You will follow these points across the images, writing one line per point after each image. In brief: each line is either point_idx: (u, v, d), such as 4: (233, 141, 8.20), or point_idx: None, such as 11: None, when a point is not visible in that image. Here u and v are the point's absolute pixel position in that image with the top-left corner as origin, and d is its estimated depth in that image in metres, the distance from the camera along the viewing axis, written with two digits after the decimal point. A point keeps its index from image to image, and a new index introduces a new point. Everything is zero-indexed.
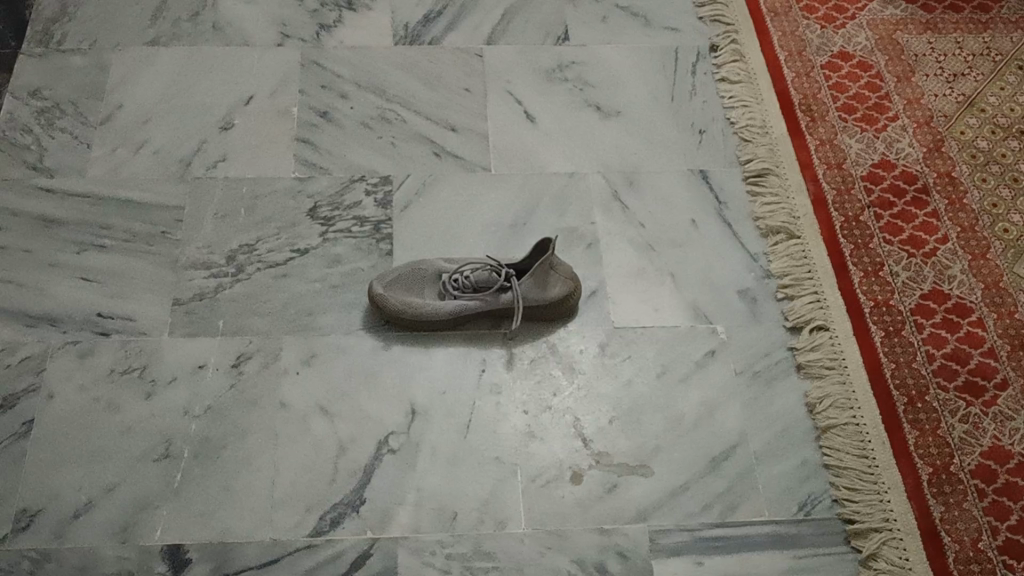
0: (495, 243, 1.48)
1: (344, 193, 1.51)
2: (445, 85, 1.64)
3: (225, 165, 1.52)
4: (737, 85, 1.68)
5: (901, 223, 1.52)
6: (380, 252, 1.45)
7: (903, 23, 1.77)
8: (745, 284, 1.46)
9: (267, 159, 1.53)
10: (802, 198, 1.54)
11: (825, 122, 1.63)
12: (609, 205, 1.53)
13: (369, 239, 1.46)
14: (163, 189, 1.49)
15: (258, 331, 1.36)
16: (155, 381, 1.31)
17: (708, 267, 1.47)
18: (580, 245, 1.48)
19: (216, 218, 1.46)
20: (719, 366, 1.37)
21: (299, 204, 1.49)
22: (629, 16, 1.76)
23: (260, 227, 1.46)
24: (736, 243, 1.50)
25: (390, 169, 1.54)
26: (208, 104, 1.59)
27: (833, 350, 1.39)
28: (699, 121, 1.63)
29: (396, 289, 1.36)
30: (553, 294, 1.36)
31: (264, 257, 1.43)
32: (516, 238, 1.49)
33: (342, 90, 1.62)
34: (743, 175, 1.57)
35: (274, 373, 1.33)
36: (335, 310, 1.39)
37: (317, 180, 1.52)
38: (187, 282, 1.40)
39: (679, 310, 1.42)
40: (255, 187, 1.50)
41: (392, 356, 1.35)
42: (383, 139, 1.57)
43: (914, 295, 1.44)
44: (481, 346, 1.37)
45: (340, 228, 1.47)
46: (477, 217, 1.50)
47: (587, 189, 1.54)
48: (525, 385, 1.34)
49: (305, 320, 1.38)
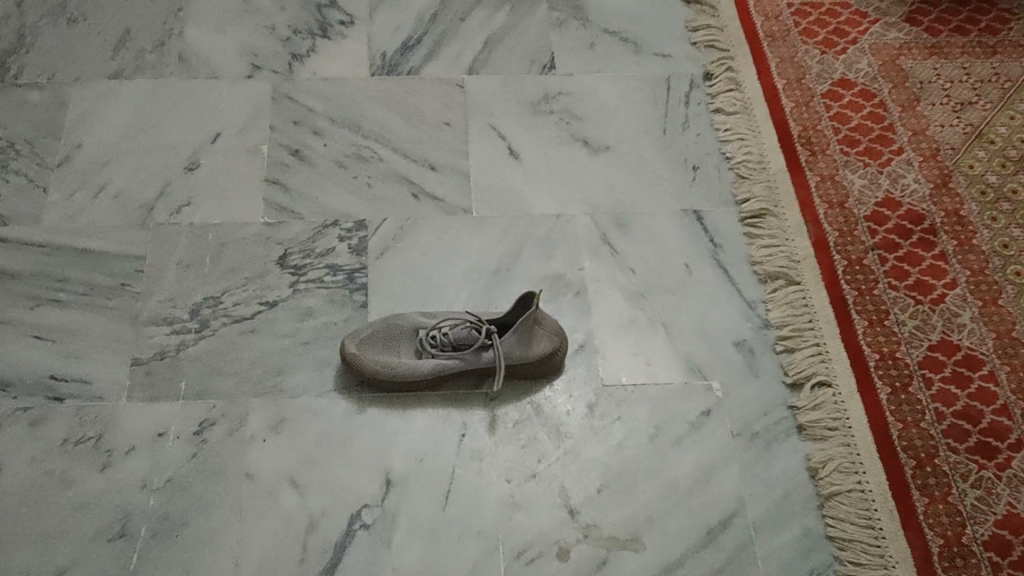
0: (477, 292, 1.38)
1: (316, 239, 1.42)
2: (425, 120, 1.55)
3: (190, 210, 1.44)
4: (733, 117, 1.59)
5: (907, 267, 1.43)
6: (354, 303, 1.36)
7: (907, 47, 1.68)
8: (742, 334, 1.37)
9: (235, 203, 1.45)
10: (802, 240, 1.45)
11: (826, 156, 1.54)
12: (598, 248, 1.43)
13: (342, 289, 1.37)
14: (124, 237, 1.40)
15: (223, 394, 1.27)
16: (111, 452, 1.22)
17: (702, 315, 1.38)
18: (568, 294, 1.39)
19: (180, 269, 1.38)
20: (716, 427, 1.28)
21: (269, 252, 1.40)
22: (618, 42, 1.67)
23: (226, 277, 1.38)
24: (731, 289, 1.41)
25: (365, 212, 1.45)
26: (173, 142, 1.51)
27: (836, 409, 1.30)
28: (692, 155, 1.54)
29: (369, 346, 1.28)
30: (538, 351, 1.28)
31: (230, 311, 1.35)
32: (500, 286, 1.39)
33: (316, 125, 1.54)
34: (739, 215, 1.48)
35: (240, 440, 1.24)
36: (306, 369, 1.30)
37: (288, 225, 1.43)
38: (147, 340, 1.31)
39: (672, 364, 1.33)
40: (221, 234, 1.42)
41: (366, 420, 1.27)
42: (358, 179, 1.48)
43: (921, 346, 1.36)
44: (461, 407, 1.28)
45: (312, 277, 1.38)
46: (459, 264, 1.41)
47: (574, 232, 1.45)
48: (508, 450, 1.25)
49: (274, 380, 1.29)
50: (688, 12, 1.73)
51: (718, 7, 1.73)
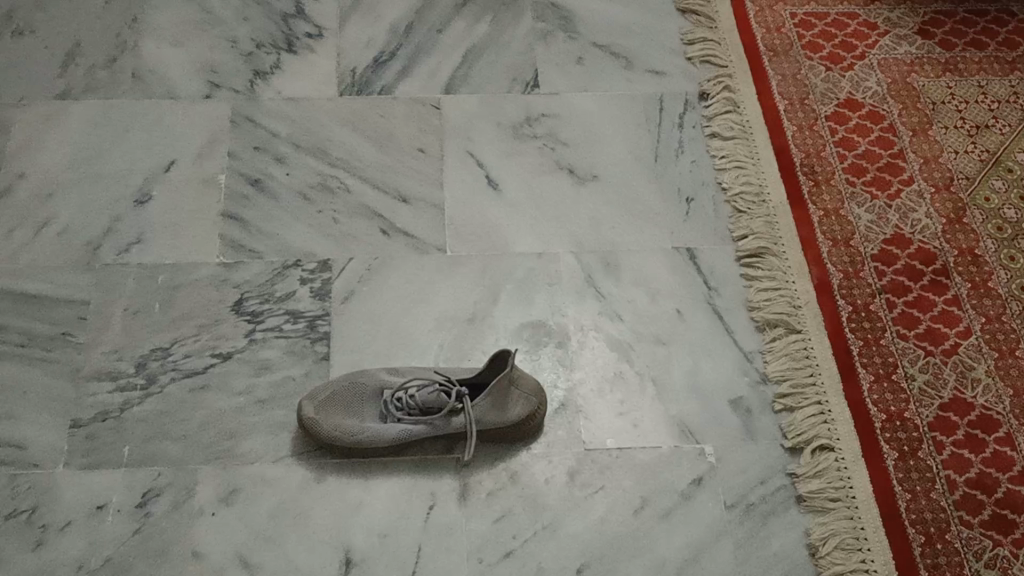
0: (451, 343, 1.27)
1: (275, 282, 1.31)
2: (397, 145, 1.44)
3: (139, 248, 1.32)
4: (730, 142, 1.47)
5: (917, 313, 1.32)
6: (315, 355, 1.25)
7: (918, 63, 1.56)
8: (738, 391, 1.26)
9: (189, 241, 1.33)
10: (804, 283, 1.34)
11: (830, 187, 1.42)
12: (582, 291, 1.32)
13: (303, 339, 1.26)
14: (67, 279, 1.29)
15: (170, 460, 1.17)
16: (45, 527, 1.12)
17: (695, 369, 1.27)
18: (549, 344, 1.28)
19: (126, 316, 1.27)
20: (707, 499, 1.18)
21: (223, 296, 1.29)
22: (608, 57, 1.55)
23: (177, 326, 1.27)
24: (727, 338, 1.29)
25: (330, 251, 1.34)
26: (123, 171, 1.39)
27: (838, 476, 1.19)
28: (686, 185, 1.42)
29: (329, 409, 1.17)
30: (514, 416, 1.17)
31: (179, 364, 1.24)
32: (475, 336, 1.28)
33: (279, 152, 1.42)
34: (737, 254, 1.36)
35: (187, 514, 1.13)
36: (261, 432, 1.19)
37: (246, 266, 1.32)
38: (89, 399, 1.20)
39: (661, 426, 1.23)
40: (173, 276, 1.30)
41: (326, 491, 1.16)
42: (323, 214, 1.37)
43: (932, 405, 1.25)
44: (430, 475, 1.17)
45: (270, 325, 1.27)
46: (431, 310, 1.29)
47: (557, 274, 1.33)
48: (481, 525, 1.15)
49: (226, 445, 1.18)
50: (683, 23, 1.60)
51: (716, 17, 1.61)
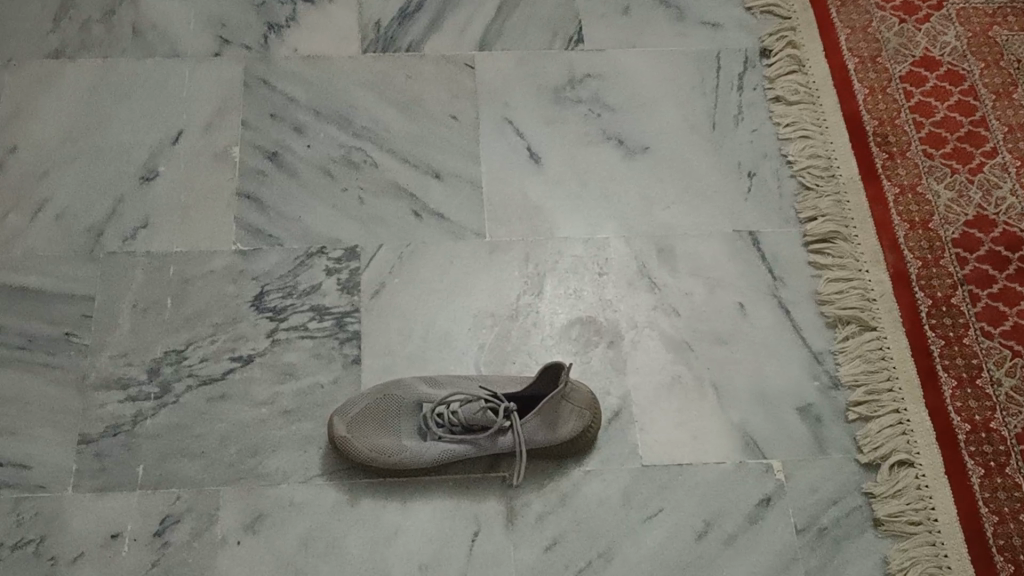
0: (492, 344, 1.15)
1: (297, 272, 1.19)
2: (427, 112, 1.30)
3: (146, 235, 1.20)
4: (795, 107, 1.33)
5: (1003, 307, 1.20)
6: (344, 359, 1.14)
7: (1001, 14, 1.40)
8: (807, 397, 1.15)
9: (201, 226, 1.21)
10: (878, 272, 1.22)
11: (906, 160, 1.29)
12: (634, 282, 1.20)
13: (330, 340, 1.15)
14: (68, 271, 1.17)
15: (188, 481, 1.07)
16: (54, 560, 1.02)
17: (760, 372, 1.16)
18: (600, 344, 1.16)
19: (135, 313, 1.15)
20: (776, 521, 1.08)
21: (241, 290, 1.17)
22: (658, 8, 1.40)
23: (191, 325, 1.15)
24: (795, 337, 1.18)
25: (357, 236, 1.21)
26: (126, 143, 1.26)
27: (918, 496, 1.09)
28: (747, 158, 1.29)
29: (362, 425, 1.07)
30: (566, 433, 1.06)
31: (195, 370, 1.13)
32: (519, 334, 1.16)
33: (297, 120, 1.28)
34: (804, 239, 1.24)
35: (208, 544, 1.04)
36: (287, 447, 1.09)
37: (265, 254, 1.20)
38: (97, 410, 1.10)
39: (724, 438, 1.12)
40: (184, 267, 1.18)
41: (360, 515, 1.06)
42: (348, 192, 1.24)
43: (1020, 414, 1.14)
44: (473, 496, 1.07)
45: (293, 323, 1.16)
46: (469, 305, 1.18)
47: (607, 262, 1.21)
48: (531, 553, 1.05)
49: (248, 463, 1.08)
50: None
51: None
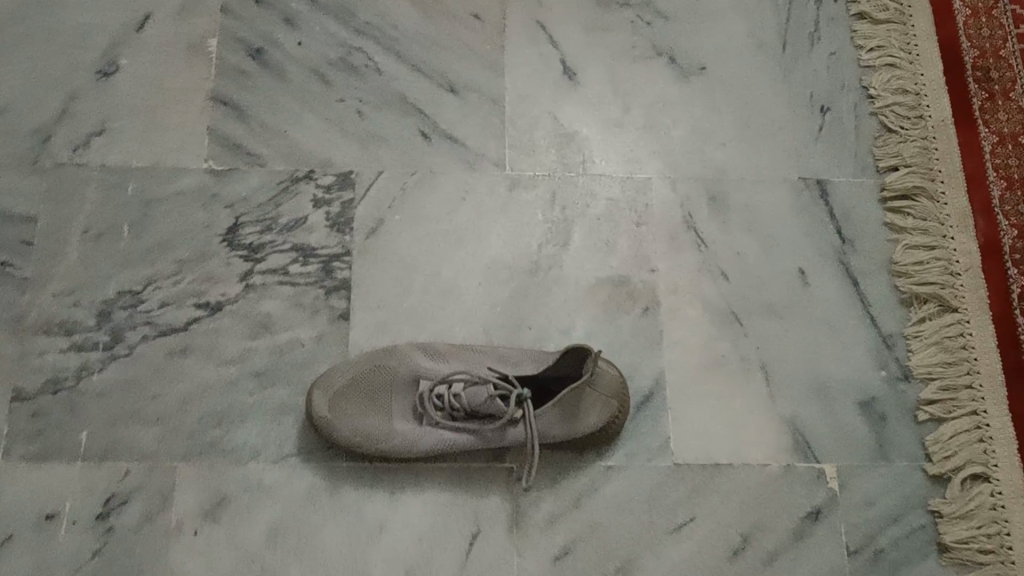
0: (506, 303, 0.97)
1: (280, 202, 1.00)
2: (444, 9, 1.09)
3: (102, 143, 1.01)
4: (883, 28, 1.12)
5: None
6: (330, 312, 0.96)
7: None
8: (871, 390, 0.98)
9: (168, 137, 1.02)
10: (966, 240, 1.03)
11: (1010, 102, 1.08)
12: (678, 237, 1.01)
13: (314, 289, 0.97)
14: (7, 184, 0.98)
15: (140, 454, 0.91)
16: None
17: (816, 357, 0.98)
18: (632, 312, 0.98)
19: (85, 242, 0.97)
20: (825, 539, 0.93)
21: (212, 219, 0.99)
22: None
23: (151, 260, 0.97)
24: (862, 315, 1.00)
25: (352, 159, 1.02)
26: (82, 26, 1.05)
27: (992, 518, 0.93)
28: (821, 89, 1.09)
29: (347, 402, 0.90)
30: (586, 427, 0.90)
31: (154, 317, 0.95)
32: (537, 293, 0.98)
33: (289, 11, 1.08)
34: (881, 194, 1.05)
35: (161, 531, 0.89)
36: (258, 418, 0.93)
37: (243, 176, 1.01)
38: (35, 359, 0.93)
39: (770, 435, 0.96)
40: (146, 187, 0.99)
41: (341, 506, 0.90)
42: (345, 103, 1.04)
43: None
44: (474, 490, 0.92)
45: (272, 265, 0.98)
46: (482, 254, 0.99)
47: (647, 210, 1.02)
48: (538, 563, 0.90)
49: (212, 435, 0.92)
50: None
51: None
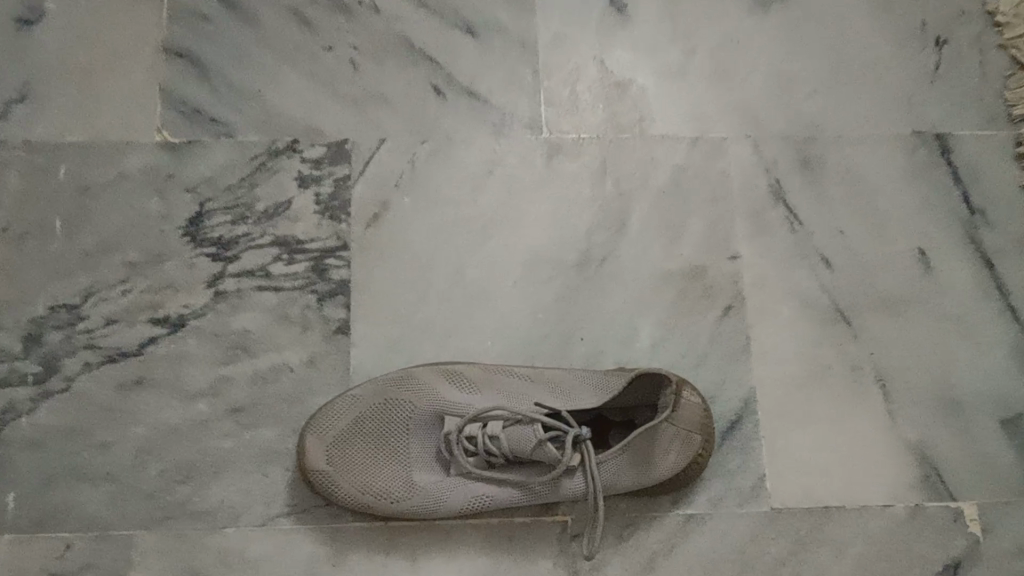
0: (552, 308, 0.77)
1: (255, 183, 0.78)
2: None
3: (26, 115, 0.78)
4: None
5: None
6: (325, 326, 0.75)
7: None
8: (1015, 405, 0.77)
9: (109, 103, 0.79)
10: None
11: None
12: (765, 215, 0.80)
13: (303, 296, 0.76)
14: None
15: (86, 522, 0.70)
16: None
17: (944, 363, 0.78)
18: (710, 314, 0.77)
19: (6, 245, 0.75)
20: None
21: (170, 210, 0.77)
22: None
23: (93, 265, 0.75)
24: (998, 307, 0.79)
25: (348, 126, 0.80)
26: None
27: None
28: (934, 18, 0.86)
29: (352, 449, 0.70)
30: (663, 473, 0.69)
31: (98, 340, 0.74)
32: (590, 293, 0.77)
33: None
34: (1016, 151, 0.83)
35: None
36: (237, 469, 0.72)
37: (207, 152, 0.79)
38: None
39: (890, 467, 0.75)
40: (84, 170, 0.77)
41: None
42: (335, 53, 0.82)
43: None
44: (519, 554, 0.71)
45: (247, 267, 0.76)
46: (518, 245, 0.78)
47: (724, 180, 0.81)
48: None
49: (178, 494, 0.71)
50: None
51: None
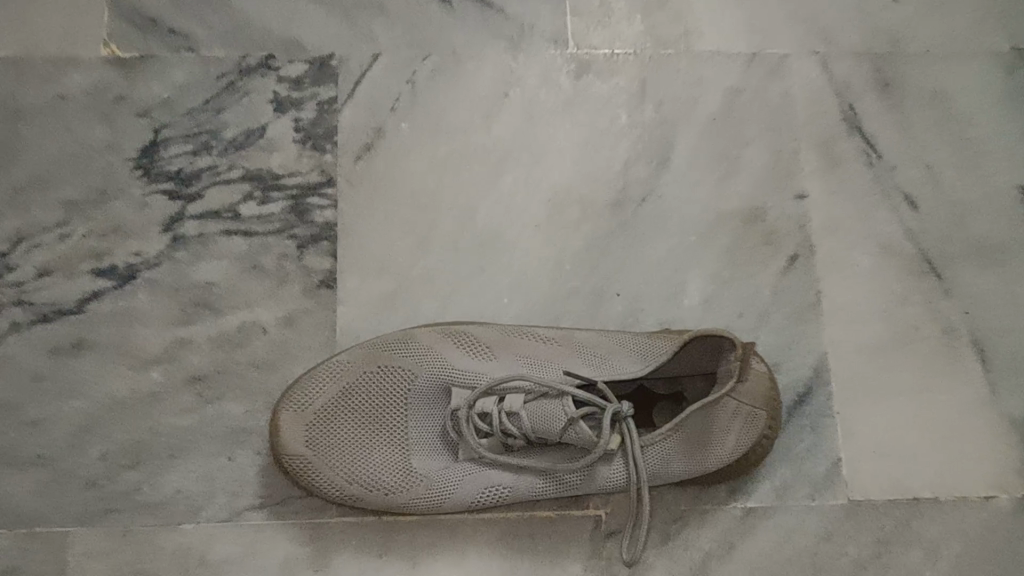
0: (581, 257, 0.64)
1: (222, 106, 0.65)
2: None
3: None
4: None
5: None
6: (305, 279, 0.62)
7: None
8: None
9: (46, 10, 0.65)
10: None
11: None
12: (836, 147, 0.67)
13: (278, 242, 0.62)
14: None
15: (12, 517, 0.57)
16: None
17: None
18: (772, 265, 0.64)
19: None
20: None
21: (119, 138, 0.64)
22: None
23: (23, 204, 0.62)
24: None
25: (334, 38, 0.66)
26: None
27: None
28: None
29: (338, 431, 0.57)
30: (721, 457, 0.56)
31: (29, 295, 0.61)
32: (627, 240, 0.64)
33: None
34: None
35: None
36: (198, 452, 0.59)
37: (164, 69, 0.65)
38: None
39: (991, 450, 0.62)
40: (14, 89, 0.64)
41: None
42: None
43: None
44: (544, 557, 0.58)
45: (211, 206, 0.63)
46: (540, 183, 0.65)
47: (787, 105, 0.67)
48: None
49: (125, 482, 0.58)
50: None
51: None
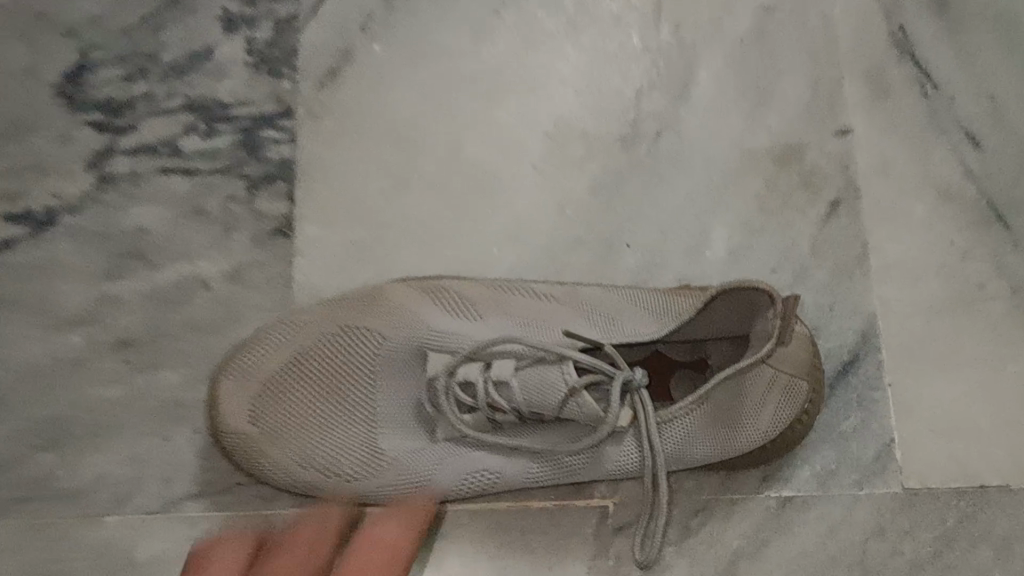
0: (584, 202, 0.54)
1: (163, 25, 0.55)
2: None
3: None
4: None
5: None
6: (257, 226, 0.52)
7: None
8: None
9: None
10: None
11: None
12: (886, 74, 0.57)
13: (226, 183, 0.53)
14: None
15: None
16: None
17: None
18: (810, 212, 0.54)
19: None
20: None
21: (39, 60, 0.54)
22: None
23: None
24: None
25: None
26: None
27: None
28: None
29: (291, 405, 0.47)
30: (750, 439, 0.47)
31: None
32: (639, 182, 0.54)
33: None
34: None
35: None
36: (127, 430, 0.49)
37: None
38: None
39: None
40: None
41: None
42: None
43: None
44: (539, 557, 0.49)
45: (147, 141, 0.53)
46: (536, 115, 0.55)
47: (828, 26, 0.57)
48: None
49: (38, 466, 0.48)
50: None
51: None
